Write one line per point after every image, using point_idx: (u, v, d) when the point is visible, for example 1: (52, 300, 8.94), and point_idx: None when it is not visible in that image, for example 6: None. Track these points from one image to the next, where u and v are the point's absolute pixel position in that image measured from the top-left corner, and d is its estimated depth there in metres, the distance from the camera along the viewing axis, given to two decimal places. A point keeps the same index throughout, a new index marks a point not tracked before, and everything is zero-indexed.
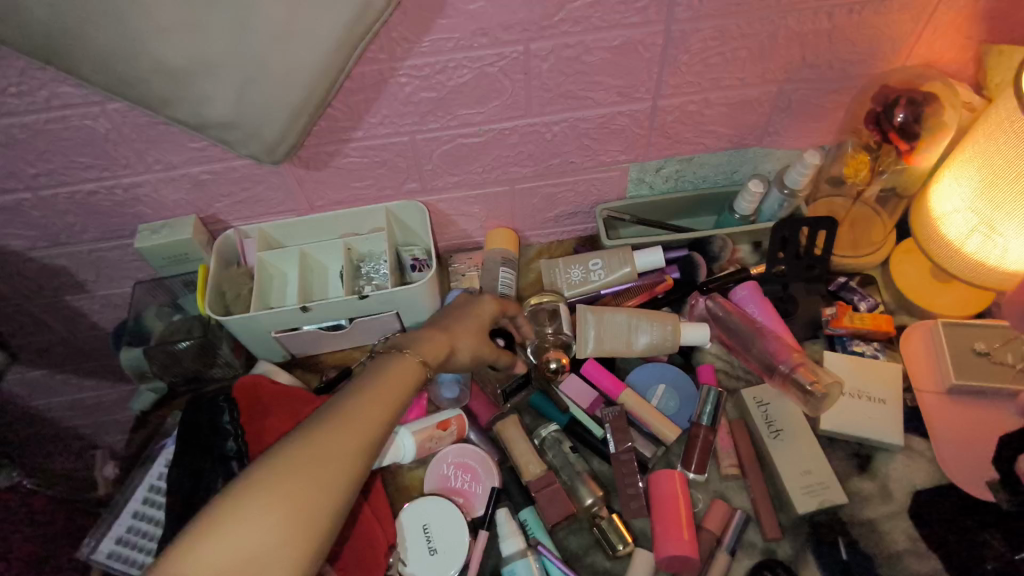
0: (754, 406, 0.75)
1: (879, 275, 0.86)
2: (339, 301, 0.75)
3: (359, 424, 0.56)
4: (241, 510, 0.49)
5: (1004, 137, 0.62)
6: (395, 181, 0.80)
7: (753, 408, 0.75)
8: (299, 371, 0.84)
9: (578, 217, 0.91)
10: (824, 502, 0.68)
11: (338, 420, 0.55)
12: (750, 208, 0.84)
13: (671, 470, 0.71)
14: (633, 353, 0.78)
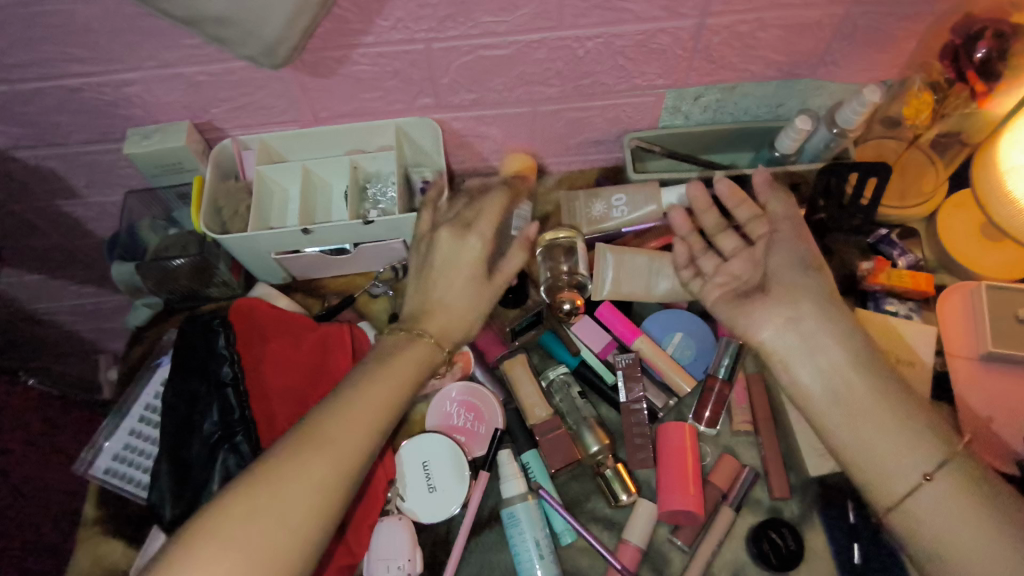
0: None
1: (923, 227, 0.80)
2: (341, 225, 0.70)
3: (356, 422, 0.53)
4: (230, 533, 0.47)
5: None
6: (407, 94, 0.73)
7: None
8: (301, 294, 0.81)
9: (604, 145, 0.84)
10: (839, 467, 0.65)
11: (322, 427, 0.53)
12: (792, 146, 0.77)
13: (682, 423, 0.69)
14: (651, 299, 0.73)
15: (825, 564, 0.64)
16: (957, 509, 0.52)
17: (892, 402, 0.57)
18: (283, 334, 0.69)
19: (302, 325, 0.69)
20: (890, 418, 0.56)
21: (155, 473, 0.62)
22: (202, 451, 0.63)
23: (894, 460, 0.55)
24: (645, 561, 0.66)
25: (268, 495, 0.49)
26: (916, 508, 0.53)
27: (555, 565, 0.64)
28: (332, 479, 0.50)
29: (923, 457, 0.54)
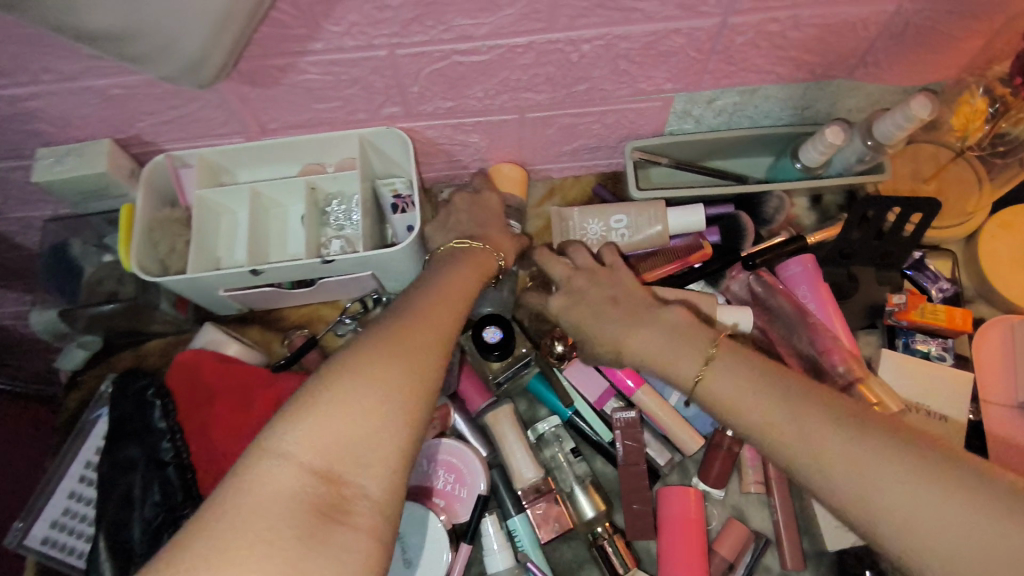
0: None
1: (959, 251, 0.71)
2: (299, 264, 0.60)
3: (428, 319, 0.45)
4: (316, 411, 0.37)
5: None
6: (371, 103, 0.61)
7: None
8: (258, 327, 0.71)
9: (601, 152, 0.73)
10: (858, 538, 0.59)
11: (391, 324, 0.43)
12: (819, 158, 0.66)
13: (687, 486, 0.61)
14: None
15: None
16: (921, 493, 0.36)
17: (769, 399, 0.43)
18: (231, 390, 0.59)
19: (253, 380, 0.60)
20: (805, 412, 0.42)
21: (95, 564, 0.55)
22: (143, 537, 0.55)
23: (839, 456, 0.39)
24: None
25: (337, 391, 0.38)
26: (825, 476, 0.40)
27: None
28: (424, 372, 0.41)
29: (861, 455, 0.38)
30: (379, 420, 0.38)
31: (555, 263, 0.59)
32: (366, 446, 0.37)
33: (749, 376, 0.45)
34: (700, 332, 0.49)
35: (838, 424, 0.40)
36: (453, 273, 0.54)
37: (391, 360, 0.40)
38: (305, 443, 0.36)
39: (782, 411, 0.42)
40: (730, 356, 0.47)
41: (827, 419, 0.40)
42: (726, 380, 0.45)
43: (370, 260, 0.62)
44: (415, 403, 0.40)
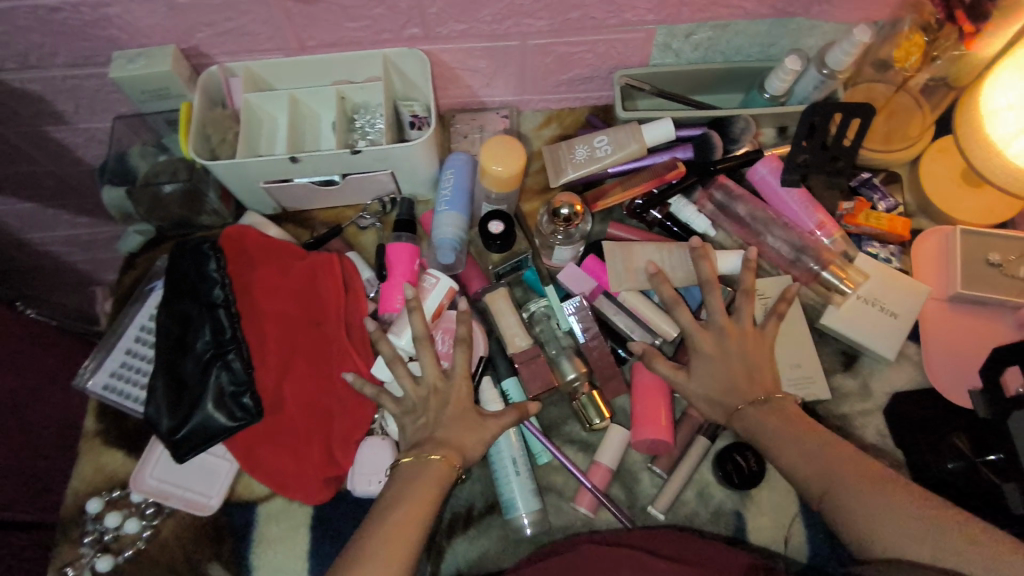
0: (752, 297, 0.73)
1: (906, 173, 0.81)
2: (329, 155, 0.71)
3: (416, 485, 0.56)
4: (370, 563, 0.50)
5: None
6: (396, 24, 0.72)
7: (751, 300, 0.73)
8: (291, 225, 0.82)
9: (593, 82, 0.84)
10: (807, 396, 0.70)
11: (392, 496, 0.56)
12: (782, 87, 0.77)
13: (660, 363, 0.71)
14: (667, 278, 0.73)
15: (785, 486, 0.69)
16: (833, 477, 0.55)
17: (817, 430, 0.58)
18: (273, 260, 0.71)
19: (290, 254, 0.72)
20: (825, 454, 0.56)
21: (152, 387, 0.66)
22: (196, 367, 0.66)
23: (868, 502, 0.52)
24: (617, 480, 0.70)
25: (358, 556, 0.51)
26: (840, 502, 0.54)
27: (531, 481, 0.68)
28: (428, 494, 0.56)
29: (846, 478, 0.54)
30: (399, 522, 0.53)
31: (631, 142, 0.78)
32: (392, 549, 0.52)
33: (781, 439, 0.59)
34: (751, 383, 0.62)
35: (879, 493, 0.52)
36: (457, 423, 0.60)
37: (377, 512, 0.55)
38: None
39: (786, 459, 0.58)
40: (762, 412, 0.61)
41: (852, 477, 0.54)
42: (766, 426, 0.60)
43: (391, 155, 0.73)
44: (418, 515, 0.54)
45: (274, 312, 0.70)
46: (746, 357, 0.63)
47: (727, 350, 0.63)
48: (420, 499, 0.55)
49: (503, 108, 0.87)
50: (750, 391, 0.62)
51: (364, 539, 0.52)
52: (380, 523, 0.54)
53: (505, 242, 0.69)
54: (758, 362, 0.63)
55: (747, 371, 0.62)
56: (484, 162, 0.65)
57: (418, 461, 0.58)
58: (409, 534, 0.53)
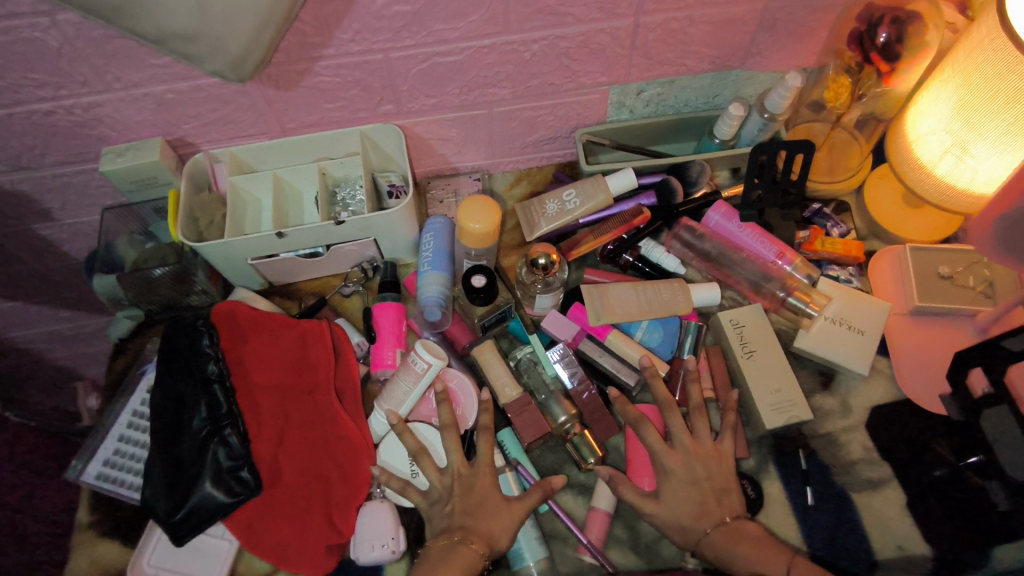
0: (729, 327, 0.76)
1: (854, 201, 0.87)
2: (314, 227, 0.75)
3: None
4: None
5: (961, 55, 0.64)
6: (370, 102, 0.77)
7: (728, 330, 0.76)
8: (277, 298, 0.84)
9: (557, 141, 0.90)
10: (791, 418, 0.71)
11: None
12: (730, 132, 0.83)
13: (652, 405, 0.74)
14: (644, 317, 0.77)
15: (786, 511, 0.69)
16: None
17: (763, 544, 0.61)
18: (263, 332, 0.72)
19: (279, 324, 0.73)
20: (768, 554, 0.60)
21: (148, 470, 0.65)
22: (192, 445, 0.66)
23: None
24: (617, 520, 0.69)
25: None
26: None
27: (535, 529, 0.67)
28: None
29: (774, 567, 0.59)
30: None
31: (596, 192, 0.83)
32: None
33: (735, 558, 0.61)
34: (720, 507, 0.64)
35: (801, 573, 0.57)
36: (484, 521, 0.62)
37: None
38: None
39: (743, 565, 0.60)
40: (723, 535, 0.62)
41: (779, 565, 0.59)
42: (733, 550, 0.61)
43: (373, 223, 0.77)
44: None
45: (266, 384, 0.71)
46: (712, 477, 0.66)
47: (694, 472, 0.65)
48: None
49: (476, 172, 0.93)
50: (711, 488, 0.65)
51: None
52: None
53: (488, 295, 0.71)
54: (721, 478, 0.66)
55: (716, 494, 0.65)
56: (462, 221, 0.69)
57: (447, 545, 0.60)
58: None
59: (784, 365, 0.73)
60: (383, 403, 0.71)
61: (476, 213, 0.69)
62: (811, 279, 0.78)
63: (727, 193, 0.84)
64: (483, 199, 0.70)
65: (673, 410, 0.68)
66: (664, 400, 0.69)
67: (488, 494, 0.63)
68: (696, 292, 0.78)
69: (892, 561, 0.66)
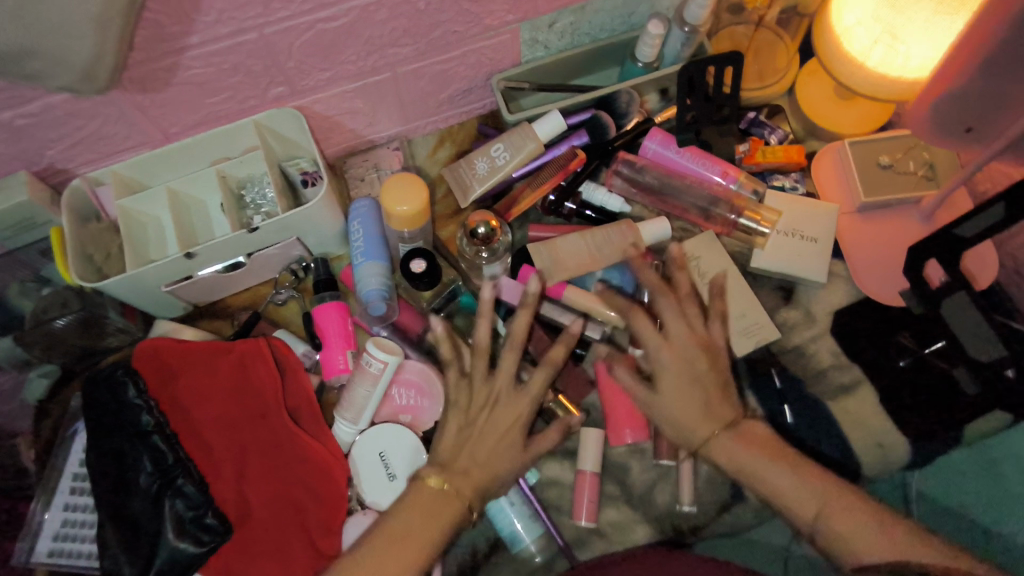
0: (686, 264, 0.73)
1: (787, 103, 0.85)
2: (226, 240, 0.68)
3: (409, 538, 0.54)
4: None
5: None
6: (258, 88, 0.69)
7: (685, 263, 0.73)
8: (207, 319, 0.78)
9: (473, 93, 0.83)
10: (760, 341, 0.70)
11: (383, 535, 0.54)
12: (652, 53, 0.77)
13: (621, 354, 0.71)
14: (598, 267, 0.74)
15: (766, 432, 0.70)
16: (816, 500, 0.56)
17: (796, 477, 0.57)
18: (196, 363, 0.66)
19: (213, 351, 0.67)
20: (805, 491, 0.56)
21: (102, 539, 0.60)
22: (144, 503, 0.61)
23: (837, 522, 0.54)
24: (606, 475, 0.69)
25: None
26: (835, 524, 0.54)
27: (528, 506, 0.65)
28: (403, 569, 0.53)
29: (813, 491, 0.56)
30: None
31: (525, 143, 0.77)
32: None
33: (748, 462, 0.59)
34: (724, 406, 0.61)
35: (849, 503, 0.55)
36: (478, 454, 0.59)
37: (386, 529, 0.55)
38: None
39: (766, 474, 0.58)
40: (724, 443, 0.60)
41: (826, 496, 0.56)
42: (740, 454, 0.59)
43: (291, 222, 0.70)
44: None
45: (211, 421, 0.65)
46: (706, 378, 0.62)
47: (693, 367, 0.62)
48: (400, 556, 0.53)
49: (393, 141, 0.85)
50: (714, 385, 0.62)
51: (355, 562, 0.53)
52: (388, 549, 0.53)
53: (431, 279, 0.67)
54: (716, 378, 0.62)
55: (720, 391, 0.61)
56: (386, 205, 0.63)
57: (433, 492, 0.56)
58: None
59: (749, 289, 0.72)
60: (346, 410, 0.67)
61: (400, 193, 0.64)
62: (757, 194, 0.76)
63: (658, 118, 0.80)
64: (406, 176, 0.64)
65: (665, 299, 0.64)
66: (653, 287, 0.65)
67: (500, 428, 0.60)
68: (645, 229, 0.74)
69: (871, 456, 0.68)
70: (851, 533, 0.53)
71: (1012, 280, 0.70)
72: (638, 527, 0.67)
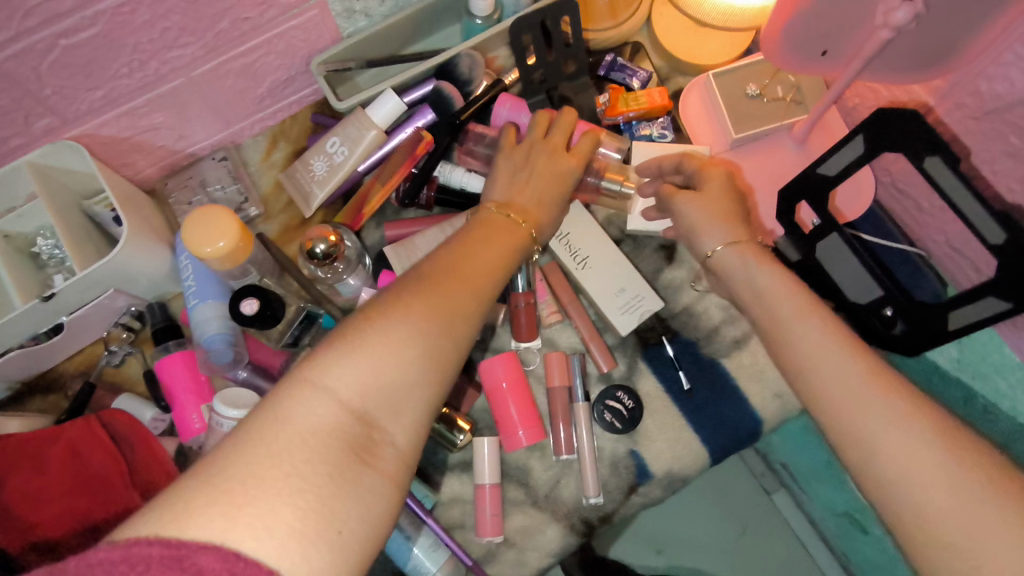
0: (556, 242, 0.67)
1: (645, 37, 0.78)
2: (20, 313, 0.58)
3: (397, 365, 0.39)
4: (243, 447, 0.34)
5: None
6: (14, 124, 0.57)
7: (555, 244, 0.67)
8: (39, 397, 0.67)
9: (297, 81, 0.72)
10: (643, 314, 0.65)
11: (375, 347, 0.39)
12: (488, 4, 0.68)
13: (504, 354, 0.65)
14: None
15: (666, 404, 0.66)
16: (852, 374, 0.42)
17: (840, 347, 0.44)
18: (24, 463, 0.57)
19: (43, 445, 0.59)
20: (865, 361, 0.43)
21: None
22: None
23: (847, 399, 0.42)
24: (507, 481, 0.65)
25: (280, 428, 0.35)
26: (832, 390, 0.43)
27: (427, 536, 0.61)
28: (344, 407, 0.37)
29: (839, 364, 0.43)
30: (336, 424, 0.36)
31: (361, 132, 0.68)
32: (329, 463, 0.35)
33: (793, 303, 0.48)
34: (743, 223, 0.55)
35: (880, 388, 0.41)
36: (464, 297, 0.46)
37: (428, 317, 0.42)
38: (355, 383, 0.38)
39: (833, 388, 0.43)
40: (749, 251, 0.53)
41: (853, 365, 0.43)
42: (770, 291, 0.50)
43: (95, 276, 0.60)
44: (357, 434, 0.37)
45: (52, 521, 0.55)
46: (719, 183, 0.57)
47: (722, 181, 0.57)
48: (364, 381, 0.38)
49: (217, 150, 0.74)
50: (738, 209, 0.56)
51: (376, 359, 0.39)
52: (421, 361, 0.41)
53: (274, 311, 0.61)
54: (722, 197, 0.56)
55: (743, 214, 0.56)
56: (192, 248, 0.55)
57: (437, 297, 0.44)
58: (348, 451, 0.36)
59: (628, 260, 0.67)
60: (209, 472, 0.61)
61: (198, 236, 0.54)
62: (623, 152, 0.69)
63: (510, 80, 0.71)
64: (207, 208, 0.55)
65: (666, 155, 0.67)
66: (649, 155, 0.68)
67: (468, 312, 0.45)
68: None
69: (773, 407, 0.66)
70: (868, 420, 0.41)
71: (892, 195, 0.67)
72: (549, 529, 0.64)
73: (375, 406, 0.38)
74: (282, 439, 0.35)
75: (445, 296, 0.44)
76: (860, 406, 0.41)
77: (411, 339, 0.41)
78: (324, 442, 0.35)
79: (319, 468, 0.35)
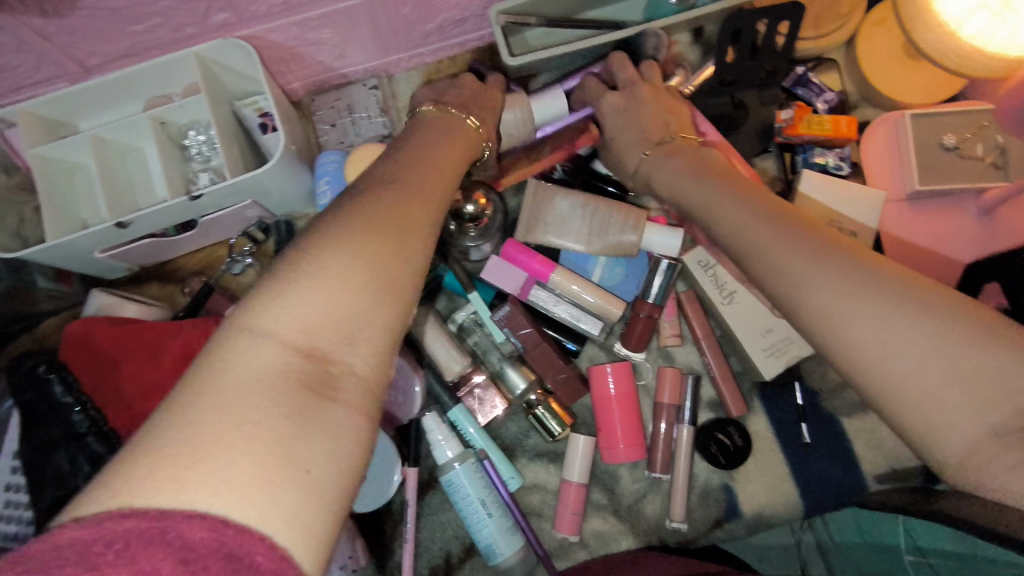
0: (701, 272, 0.63)
1: (840, 56, 0.72)
2: (166, 206, 0.57)
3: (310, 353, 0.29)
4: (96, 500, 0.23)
5: None
6: (194, 15, 0.54)
7: (698, 274, 0.63)
8: (156, 283, 0.68)
9: (469, 23, 0.68)
10: (791, 359, 0.61)
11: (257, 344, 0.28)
12: None
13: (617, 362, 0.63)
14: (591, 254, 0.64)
15: (771, 447, 0.64)
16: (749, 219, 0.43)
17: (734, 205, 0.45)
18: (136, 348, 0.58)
19: (154, 334, 0.59)
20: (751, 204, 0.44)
21: None
22: None
23: (749, 239, 0.42)
24: (594, 483, 0.64)
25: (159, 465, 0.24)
26: (743, 239, 0.43)
27: (507, 519, 0.60)
28: (234, 416, 0.26)
29: (739, 216, 0.44)
30: (239, 427, 0.26)
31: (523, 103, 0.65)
32: (253, 466, 0.25)
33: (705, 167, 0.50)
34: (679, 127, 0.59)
35: (777, 227, 0.41)
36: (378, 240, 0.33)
37: (379, 239, 0.33)
38: (254, 373, 0.27)
39: (760, 250, 0.41)
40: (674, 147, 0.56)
41: (750, 212, 0.43)
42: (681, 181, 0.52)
43: (241, 186, 0.58)
44: (274, 423, 0.27)
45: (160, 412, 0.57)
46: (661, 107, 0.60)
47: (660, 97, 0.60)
48: (268, 374, 0.28)
49: (371, 77, 0.71)
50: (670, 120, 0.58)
51: (252, 377, 0.27)
52: (345, 313, 0.31)
53: None
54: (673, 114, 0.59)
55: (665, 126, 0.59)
56: None
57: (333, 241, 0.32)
58: (270, 445, 0.26)
59: None
60: None
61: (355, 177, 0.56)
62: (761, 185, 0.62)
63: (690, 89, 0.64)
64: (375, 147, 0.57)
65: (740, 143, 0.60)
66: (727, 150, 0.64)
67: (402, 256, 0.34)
68: (648, 234, 0.62)
69: (885, 481, 0.62)
70: (780, 264, 0.39)
71: None
72: (623, 541, 0.63)
73: (307, 394, 0.28)
74: (162, 463, 0.24)
75: (364, 232, 0.33)
76: (767, 257, 0.40)
77: (320, 319, 0.30)
78: (247, 450, 0.26)
79: (240, 464, 0.25)
